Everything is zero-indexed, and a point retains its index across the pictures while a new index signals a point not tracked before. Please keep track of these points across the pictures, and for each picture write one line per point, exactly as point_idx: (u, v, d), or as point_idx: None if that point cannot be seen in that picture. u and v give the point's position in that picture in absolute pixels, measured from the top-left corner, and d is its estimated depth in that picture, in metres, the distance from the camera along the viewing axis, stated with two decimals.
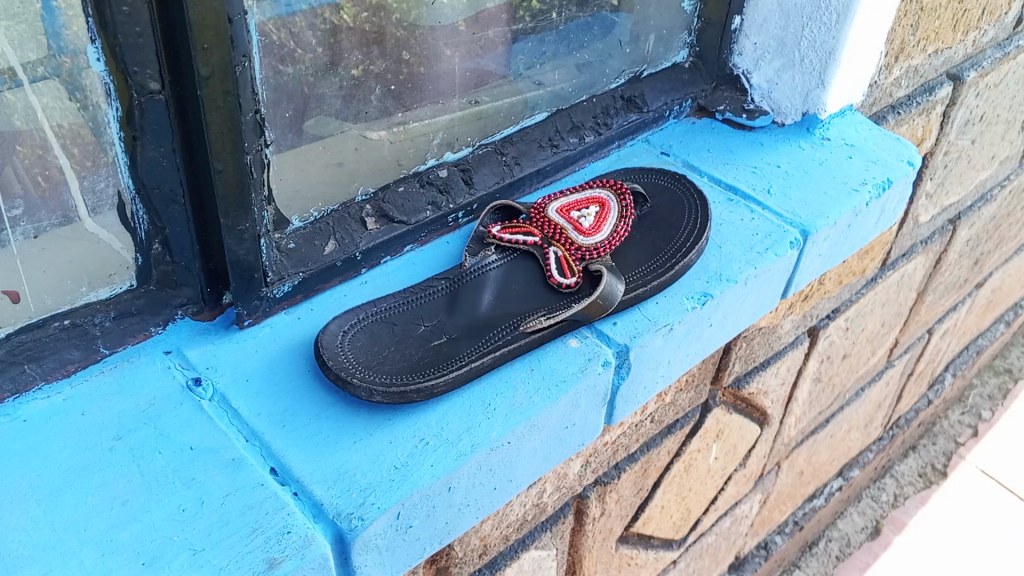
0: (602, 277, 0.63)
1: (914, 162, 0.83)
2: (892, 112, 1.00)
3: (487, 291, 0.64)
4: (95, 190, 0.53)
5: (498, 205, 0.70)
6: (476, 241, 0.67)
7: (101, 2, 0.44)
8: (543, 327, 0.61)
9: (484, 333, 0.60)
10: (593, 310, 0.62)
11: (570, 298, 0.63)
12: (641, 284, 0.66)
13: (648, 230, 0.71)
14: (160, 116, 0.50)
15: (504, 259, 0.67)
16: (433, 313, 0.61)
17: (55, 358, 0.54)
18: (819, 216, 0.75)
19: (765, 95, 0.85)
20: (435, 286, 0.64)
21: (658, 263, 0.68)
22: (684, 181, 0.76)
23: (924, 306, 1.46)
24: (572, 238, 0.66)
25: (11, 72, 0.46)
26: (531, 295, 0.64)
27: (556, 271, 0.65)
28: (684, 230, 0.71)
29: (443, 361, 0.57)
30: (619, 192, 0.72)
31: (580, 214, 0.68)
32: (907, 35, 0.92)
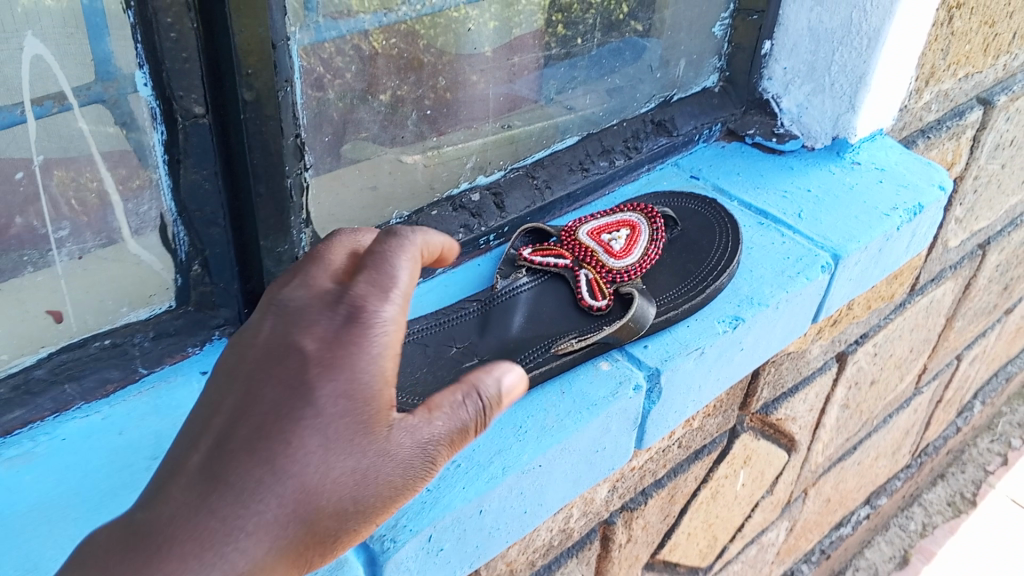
0: (633, 300, 0.63)
1: (945, 186, 0.83)
2: (922, 136, 1.00)
3: (518, 313, 0.64)
4: (138, 213, 0.53)
5: (530, 228, 0.71)
6: (508, 263, 0.68)
7: (151, 29, 0.46)
8: (576, 349, 0.61)
9: (516, 355, 0.60)
10: (626, 333, 0.62)
11: (601, 320, 0.64)
12: (673, 308, 0.66)
13: (678, 254, 0.72)
14: (203, 139, 0.51)
15: (535, 282, 0.67)
16: (465, 336, 0.62)
17: (95, 376, 0.55)
18: (850, 239, 0.75)
19: (794, 119, 0.86)
20: (467, 309, 0.64)
21: (689, 286, 0.68)
22: (715, 206, 0.76)
23: (953, 332, 1.45)
24: (603, 261, 0.67)
25: (59, 97, 0.47)
26: (562, 318, 0.64)
27: (587, 293, 0.66)
28: (714, 254, 0.71)
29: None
30: (649, 215, 0.73)
31: (610, 237, 0.70)
32: (937, 60, 0.92)
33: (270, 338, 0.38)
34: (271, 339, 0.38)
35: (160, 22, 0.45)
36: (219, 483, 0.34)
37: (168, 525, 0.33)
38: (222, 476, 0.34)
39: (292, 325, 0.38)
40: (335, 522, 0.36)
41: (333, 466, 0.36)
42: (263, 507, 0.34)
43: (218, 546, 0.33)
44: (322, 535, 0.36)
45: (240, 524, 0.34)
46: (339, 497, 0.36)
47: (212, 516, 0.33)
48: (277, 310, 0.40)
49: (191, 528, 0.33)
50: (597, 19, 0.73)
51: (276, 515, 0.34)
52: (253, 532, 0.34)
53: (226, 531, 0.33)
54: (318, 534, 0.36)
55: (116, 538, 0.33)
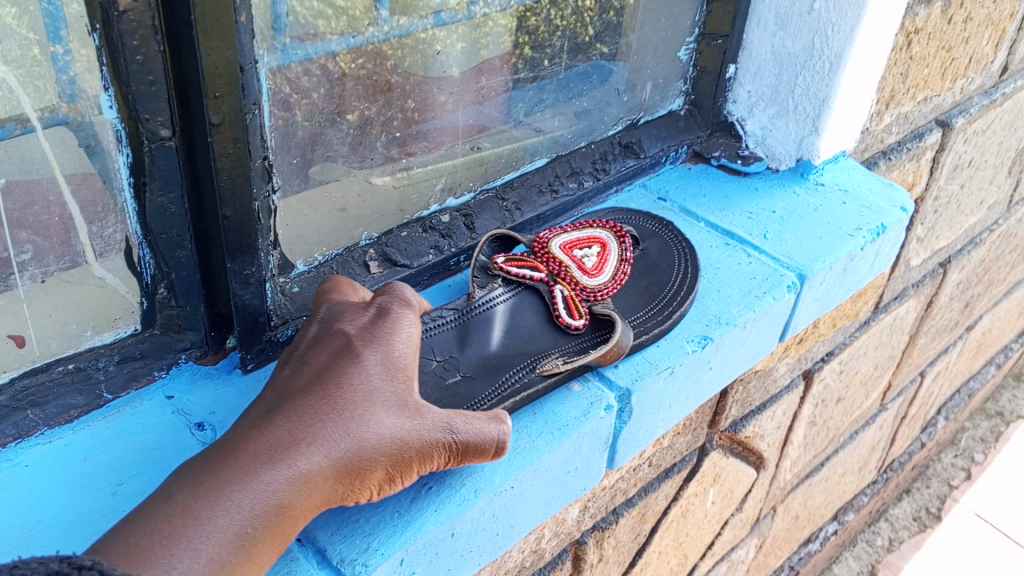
0: (616, 326, 0.63)
1: (907, 208, 0.84)
2: (883, 157, 1.02)
3: (495, 327, 0.63)
4: (103, 236, 0.53)
5: (497, 235, 0.68)
6: (481, 271, 0.67)
7: (116, 51, 0.46)
8: (560, 371, 0.61)
9: (499, 373, 0.60)
10: (610, 357, 0.62)
11: (577, 340, 0.64)
12: (646, 331, 0.66)
13: (645, 271, 0.72)
14: (170, 161, 0.51)
15: (510, 292, 0.66)
16: (446, 347, 0.61)
17: (59, 403, 0.54)
18: (815, 259, 0.76)
19: (759, 141, 0.87)
20: (445, 316, 0.62)
21: (657, 309, 0.68)
22: (671, 229, 0.77)
23: (917, 349, 1.47)
24: (577, 278, 0.67)
25: (22, 118, 0.46)
26: (539, 335, 0.64)
27: (564, 311, 0.65)
28: (675, 279, 0.71)
29: (464, 403, 0.57)
30: (619, 233, 0.72)
31: (582, 253, 0.69)
32: (897, 83, 0.94)
33: (322, 331, 0.51)
34: (322, 332, 0.51)
35: (127, 44, 0.45)
36: (267, 430, 0.43)
37: (223, 458, 0.42)
38: (276, 423, 0.44)
39: (337, 321, 0.52)
40: (381, 462, 0.46)
41: (373, 418, 0.46)
42: (304, 450, 0.43)
43: (261, 475, 0.41)
44: (364, 471, 0.45)
45: (281, 459, 0.42)
46: (375, 444, 0.45)
47: (259, 451, 0.42)
48: (320, 317, 0.53)
49: (241, 460, 0.42)
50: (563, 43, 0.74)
51: (318, 455, 0.44)
52: (294, 468, 0.42)
53: (269, 462, 0.42)
54: (362, 470, 0.45)
55: (182, 473, 0.42)
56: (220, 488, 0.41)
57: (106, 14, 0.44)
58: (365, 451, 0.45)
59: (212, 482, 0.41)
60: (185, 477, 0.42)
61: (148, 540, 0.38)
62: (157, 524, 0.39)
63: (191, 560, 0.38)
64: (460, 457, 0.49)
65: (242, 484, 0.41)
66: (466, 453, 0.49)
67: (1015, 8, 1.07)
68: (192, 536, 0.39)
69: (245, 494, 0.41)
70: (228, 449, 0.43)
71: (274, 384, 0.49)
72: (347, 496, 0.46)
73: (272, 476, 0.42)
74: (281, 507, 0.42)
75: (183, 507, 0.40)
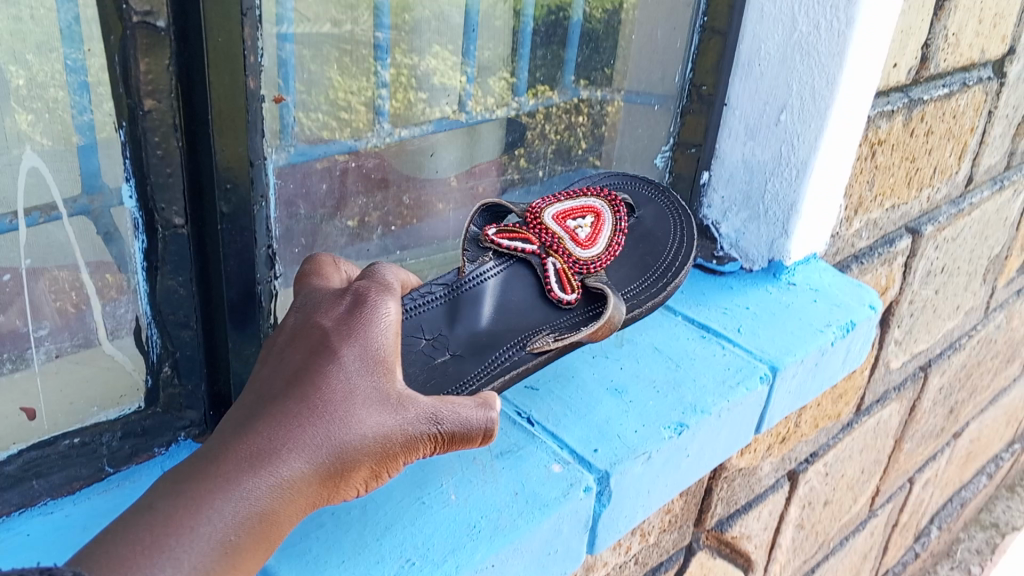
0: (607, 300, 0.66)
1: (875, 306, 0.89)
2: (855, 260, 1.07)
3: (485, 304, 0.66)
4: (115, 315, 0.57)
5: (488, 205, 0.70)
6: (473, 244, 0.69)
7: (139, 146, 0.51)
8: (551, 349, 0.64)
9: (489, 351, 0.64)
10: (602, 333, 0.65)
11: (567, 315, 0.68)
12: (639, 304, 0.71)
13: (635, 245, 0.77)
14: (181, 248, 0.55)
15: (502, 265, 0.69)
16: (435, 326, 0.64)
17: (62, 474, 0.56)
18: (786, 353, 0.80)
19: (732, 244, 0.92)
20: (434, 293, 0.64)
21: (652, 282, 0.74)
22: (668, 197, 0.83)
23: (904, 454, 1.49)
24: (571, 251, 0.70)
25: (49, 206, 0.52)
26: (529, 309, 0.68)
27: (557, 285, 0.69)
28: (669, 250, 0.77)
29: (453, 382, 0.61)
30: (612, 204, 0.76)
31: (575, 224, 0.73)
32: (864, 190, 1.00)
33: (300, 323, 0.51)
34: (300, 325, 0.50)
35: (148, 140, 0.51)
36: (249, 437, 0.44)
37: (207, 467, 0.43)
38: (257, 430, 0.44)
39: (315, 314, 0.51)
40: (365, 459, 0.47)
41: (355, 417, 0.46)
42: (284, 457, 0.44)
43: (242, 484, 0.42)
44: (348, 470, 0.46)
45: (263, 466, 0.43)
46: (357, 442, 0.46)
47: (239, 460, 0.43)
48: (300, 307, 0.52)
49: (221, 470, 0.43)
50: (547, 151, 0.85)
51: (298, 460, 0.44)
52: (275, 476, 0.43)
53: (249, 472, 0.43)
54: (345, 469, 0.46)
55: (169, 479, 0.43)
56: (202, 499, 0.41)
57: (133, 113, 0.50)
58: (347, 452, 0.46)
59: (192, 493, 0.41)
60: (167, 488, 0.42)
61: (131, 550, 0.39)
62: (140, 533, 0.39)
63: (174, 568, 0.39)
64: (446, 445, 0.50)
65: (226, 494, 0.42)
66: (452, 440, 0.50)
67: (974, 123, 1.14)
68: (174, 546, 0.40)
69: (228, 505, 0.42)
70: (209, 458, 0.43)
71: (254, 384, 0.49)
72: (332, 493, 0.47)
73: (253, 485, 0.43)
74: (263, 514, 0.43)
75: (165, 518, 0.40)
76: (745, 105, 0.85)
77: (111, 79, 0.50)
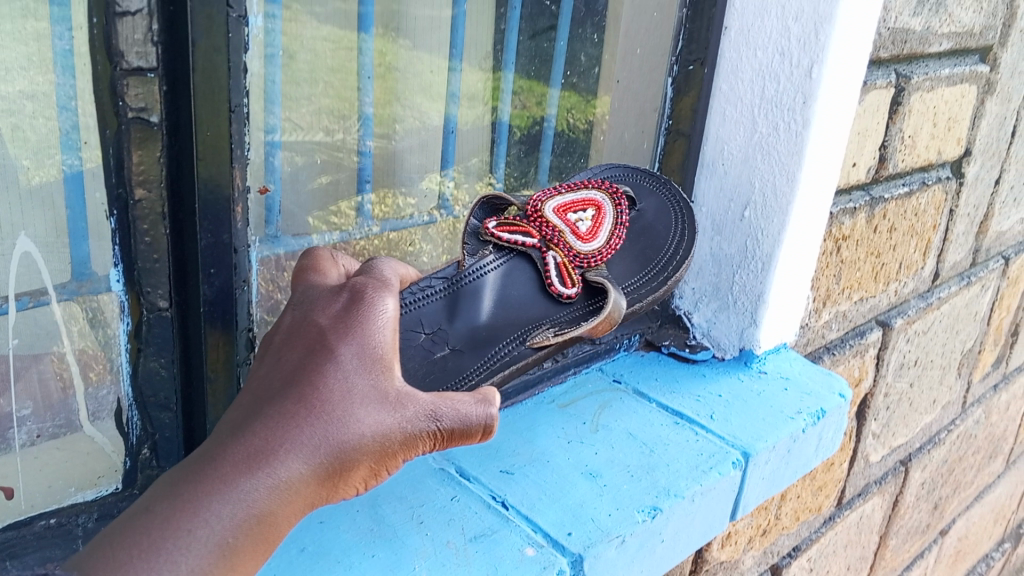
0: (607, 294, 0.70)
1: (845, 394, 0.91)
2: (826, 352, 1.10)
3: (485, 296, 0.68)
4: (97, 397, 0.59)
5: (486, 201, 0.72)
6: (473, 238, 0.71)
7: (129, 234, 0.55)
8: (551, 342, 0.67)
9: (488, 347, 0.66)
10: (602, 327, 0.69)
11: (567, 308, 0.70)
12: (638, 300, 0.74)
13: (635, 238, 0.79)
14: (164, 330, 0.59)
15: (502, 257, 0.70)
16: (435, 319, 0.64)
17: (35, 555, 0.56)
18: (758, 439, 0.81)
19: (704, 333, 0.95)
20: (434, 287, 0.65)
21: (651, 277, 0.76)
22: (669, 189, 0.84)
23: (890, 550, 1.49)
24: (572, 244, 0.72)
25: (39, 291, 0.55)
26: (529, 302, 0.69)
27: (557, 278, 0.70)
28: (670, 244, 0.79)
29: (453, 377, 0.63)
30: (613, 197, 0.78)
31: (576, 218, 0.74)
32: (831, 283, 1.03)
33: (296, 322, 0.50)
34: (296, 323, 0.49)
35: (137, 228, 0.55)
36: (246, 436, 0.43)
37: (204, 466, 0.42)
38: (255, 429, 0.43)
39: (312, 312, 0.50)
40: (363, 458, 0.46)
41: (355, 415, 0.45)
42: (283, 456, 0.43)
43: (240, 485, 0.41)
44: (347, 469, 0.46)
45: (261, 465, 0.42)
46: (356, 440, 0.45)
47: (238, 460, 0.42)
48: (295, 305, 0.51)
49: (218, 470, 0.41)
50: None
51: (298, 460, 0.43)
52: (274, 476, 0.42)
53: (248, 472, 0.42)
54: (344, 468, 0.46)
55: (164, 481, 0.42)
56: (199, 501, 0.40)
57: (124, 202, 0.54)
58: (345, 450, 0.45)
59: (190, 494, 0.40)
60: (163, 490, 0.41)
61: (128, 554, 0.38)
62: (137, 536, 0.38)
63: (173, 571, 0.38)
64: (443, 442, 0.50)
65: (224, 496, 0.41)
66: (450, 437, 0.50)
67: (936, 220, 1.19)
68: (173, 549, 0.39)
69: (226, 507, 0.41)
70: (206, 458, 0.42)
71: (250, 384, 0.48)
72: (331, 493, 0.46)
73: (251, 486, 0.41)
74: (261, 515, 0.42)
75: (163, 521, 0.39)
76: (711, 202, 0.90)
77: (105, 170, 0.54)
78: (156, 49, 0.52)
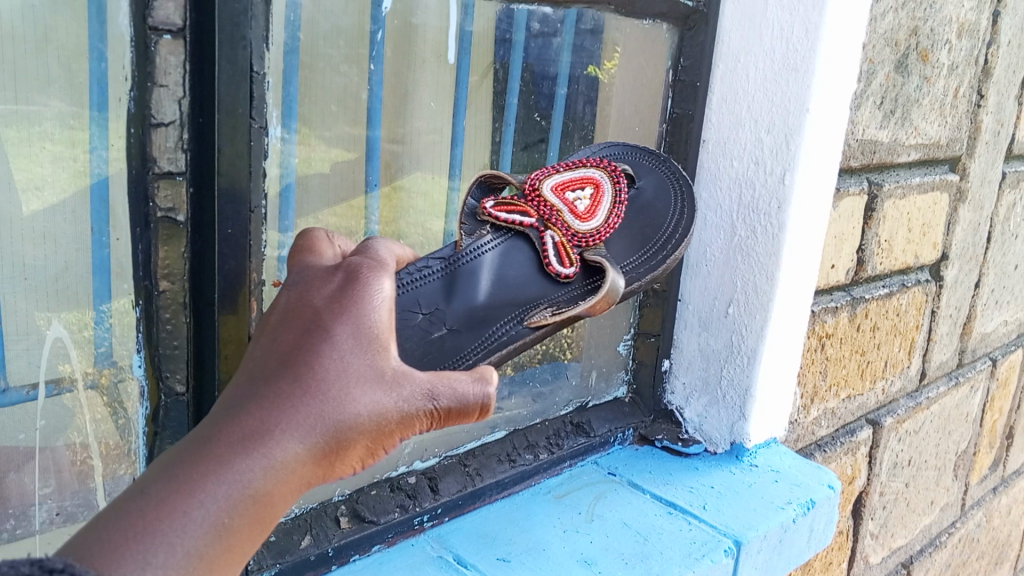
0: (605, 276, 0.67)
1: (834, 486, 0.94)
2: (818, 449, 1.12)
3: (482, 278, 0.68)
4: (115, 476, 0.64)
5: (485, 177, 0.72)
6: (471, 218, 0.71)
7: (152, 322, 0.62)
8: (548, 322, 0.65)
9: (486, 326, 0.65)
10: (601, 307, 0.66)
11: (565, 289, 0.70)
12: (637, 277, 0.72)
13: (634, 217, 0.78)
14: (180, 413, 0.64)
15: (500, 238, 0.71)
16: (433, 299, 0.64)
17: None
18: (749, 527, 0.83)
19: (696, 427, 0.98)
20: (432, 267, 0.65)
21: (651, 254, 0.75)
22: (668, 168, 0.83)
23: None
24: (568, 224, 0.71)
25: (68, 378, 0.61)
26: (526, 283, 0.69)
27: (554, 258, 0.70)
28: (671, 222, 0.78)
29: (450, 357, 0.62)
30: (613, 174, 0.77)
31: (573, 197, 0.73)
32: (818, 380, 1.07)
33: (291, 301, 0.48)
34: (289, 303, 0.48)
35: (160, 316, 0.61)
36: (242, 416, 0.41)
37: (198, 448, 0.40)
38: (250, 409, 0.42)
39: (307, 291, 0.48)
40: (362, 437, 0.44)
41: (354, 394, 0.44)
42: (279, 436, 0.41)
43: (236, 465, 0.40)
44: (344, 449, 0.44)
45: (257, 445, 0.40)
46: (356, 420, 0.44)
47: (234, 440, 0.40)
48: (289, 286, 0.50)
49: (213, 451, 0.40)
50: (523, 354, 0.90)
51: (294, 439, 0.42)
52: (270, 456, 0.41)
53: (244, 452, 0.40)
54: (342, 448, 0.44)
55: (158, 465, 0.40)
56: (192, 483, 0.39)
57: (149, 293, 0.61)
58: (345, 429, 0.43)
59: (186, 476, 0.39)
60: (159, 472, 0.40)
61: (123, 535, 0.36)
62: (130, 519, 0.37)
63: (168, 554, 0.37)
64: (441, 421, 0.48)
65: (218, 476, 0.39)
66: (447, 417, 0.48)
67: (918, 320, 1.24)
68: (168, 531, 0.37)
69: (221, 487, 0.39)
70: (200, 439, 0.41)
71: (245, 363, 0.46)
72: (328, 474, 0.44)
73: (246, 466, 0.40)
74: (257, 495, 0.40)
75: (155, 503, 0.38)
76: (697, 300, 0.95)
77: (132, 264, 0.60)
78: (184, 155, 0.59)
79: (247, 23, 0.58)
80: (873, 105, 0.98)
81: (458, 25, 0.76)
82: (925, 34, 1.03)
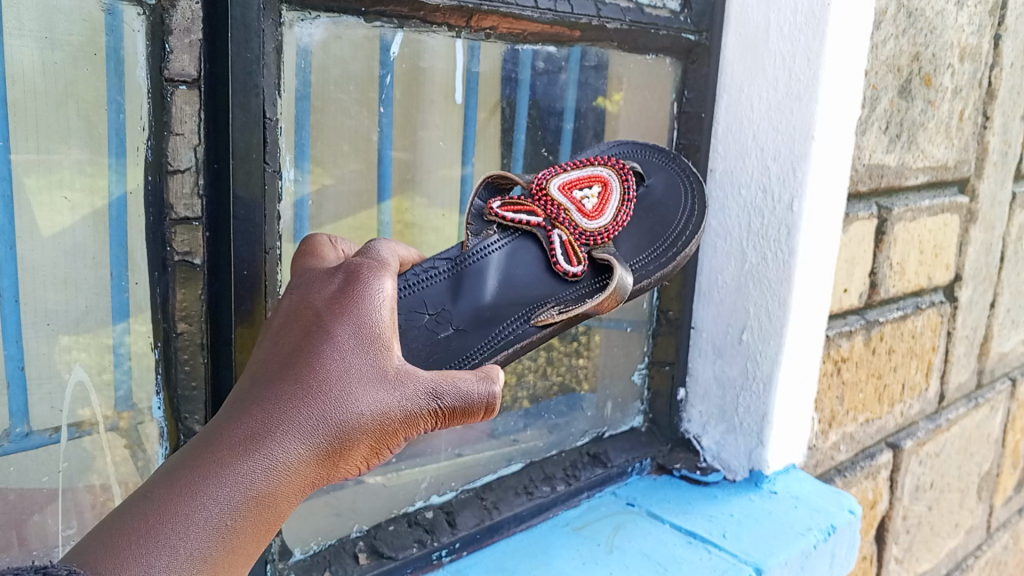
0: (612, 272, 0.67)
1: (855, 510, 0.93)
2: (838, 473, 1.12)
3: (488, 277, 0.68)
4: None
5: (491, 179, 0.70)
6: (477, 218, 0.70)
7: (171, 364, 0.63)
8: (556, 320, 0.66)
9: (492, 326, 0.65)
10: (607, 304, 0.67)
11: (573, 290, 0.70)
12: (646, 276, 0.71)
13: (644, 214, 0.76)
14: None
15: (506, 238, 0.70)
16: (438, 299, 0.64)
17: None
18: (769, 554, 0.83)
19: (715, 455, 0.98)
20: (438, 268, 0.65)
21: (661, 250, 0.74)
22: (679, 162, 0.81)
23: None
24: (576, 222, 0.71)
25: (90, 420, 0.61)
26: (534, 281, 0.69)
27: (562, 257, 0.70)
28: (681, 217, 0.76)
29: (457, 356, 0.62)
30: (621, 171, 0.76)
31: (582, 194, 0.73)
32: (835, 405, 1.07)
33: (292, 305, 0.48)
34: (291, 305, 0.48)
35: (177, 357, 0.63)
36: (243, 420, 0.42)
37: (201, 452, 0.41)
38: (251, 412, 0.42)
39: (307, 293, 0.49)
40: (364, 438, 0.45)
41: (355, 395, 0.44)
42: (280, 438, 0.42)
43: (238, 467, 0.40)
44: (346, 449, 0.45)
45: (258, 446, 0.41)
46: (357, 421, 0.44)
47: (236, 443, 0.41)
48: (290, 289, 0.50)
49: (214, 454, 0.40)
50: (536, 387, 0.91)
51: (295, 442, 0.42)
52: (271, 459, 0.41)
53: (246, 454, 0.41)
54: (344, 448, 0.45)
55: (163, 470, 0.41)
56: (195, 485, 0.39)
57: (167, 334, 0.63)
58: (346, 430, 0.44)
59: (189, 478, 0.39)
60: (162, 478, 0.40)
61: (124, 541, 0.37)
62: (135, 523, 0.37)
63: (171, 556, 0.37)
64: (446, 420, 0.48)
65: (220, 479, 0.40)
66: (452, 415, 0.48)
67: (934, 342, 1.23)
68: (171, 535, 0.37)
69: (223, 489, 0.40)
70: (204, 442, 0.41)
71: (247, 366, 0.47)
72: (331, 473, 0.45)
73: (247, 469, 0.40)
74: (260, 497, 0.41)
75: (158, 506, 0.38)
76: (711, 328, 0.96)
77: (151, 307, 0.62)
78: (201, 201, 0.61)
79: (260, 71, 0.60)
80: (879, 130, 0.99)
81: (465, 67, 0.77)
82: (928, 59, 1.04)
